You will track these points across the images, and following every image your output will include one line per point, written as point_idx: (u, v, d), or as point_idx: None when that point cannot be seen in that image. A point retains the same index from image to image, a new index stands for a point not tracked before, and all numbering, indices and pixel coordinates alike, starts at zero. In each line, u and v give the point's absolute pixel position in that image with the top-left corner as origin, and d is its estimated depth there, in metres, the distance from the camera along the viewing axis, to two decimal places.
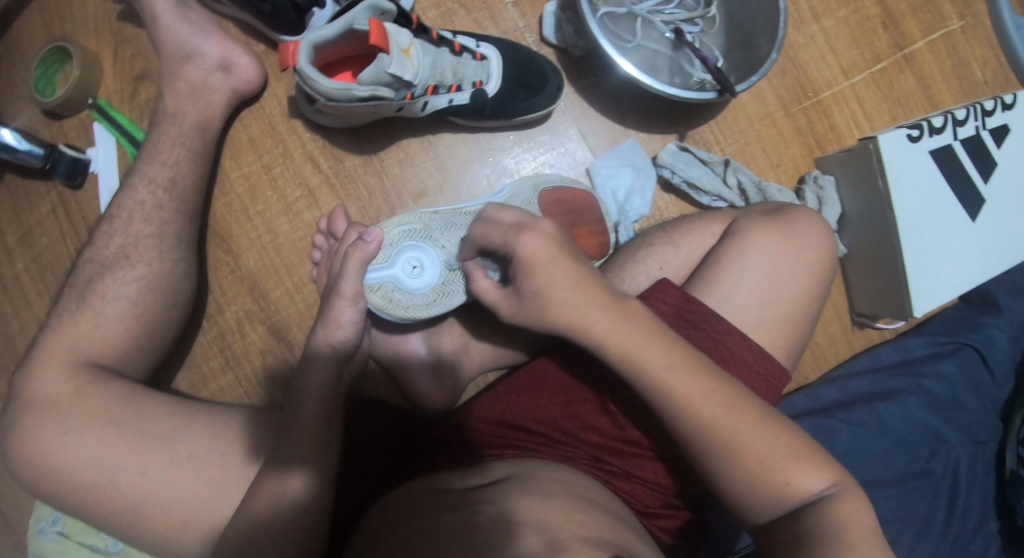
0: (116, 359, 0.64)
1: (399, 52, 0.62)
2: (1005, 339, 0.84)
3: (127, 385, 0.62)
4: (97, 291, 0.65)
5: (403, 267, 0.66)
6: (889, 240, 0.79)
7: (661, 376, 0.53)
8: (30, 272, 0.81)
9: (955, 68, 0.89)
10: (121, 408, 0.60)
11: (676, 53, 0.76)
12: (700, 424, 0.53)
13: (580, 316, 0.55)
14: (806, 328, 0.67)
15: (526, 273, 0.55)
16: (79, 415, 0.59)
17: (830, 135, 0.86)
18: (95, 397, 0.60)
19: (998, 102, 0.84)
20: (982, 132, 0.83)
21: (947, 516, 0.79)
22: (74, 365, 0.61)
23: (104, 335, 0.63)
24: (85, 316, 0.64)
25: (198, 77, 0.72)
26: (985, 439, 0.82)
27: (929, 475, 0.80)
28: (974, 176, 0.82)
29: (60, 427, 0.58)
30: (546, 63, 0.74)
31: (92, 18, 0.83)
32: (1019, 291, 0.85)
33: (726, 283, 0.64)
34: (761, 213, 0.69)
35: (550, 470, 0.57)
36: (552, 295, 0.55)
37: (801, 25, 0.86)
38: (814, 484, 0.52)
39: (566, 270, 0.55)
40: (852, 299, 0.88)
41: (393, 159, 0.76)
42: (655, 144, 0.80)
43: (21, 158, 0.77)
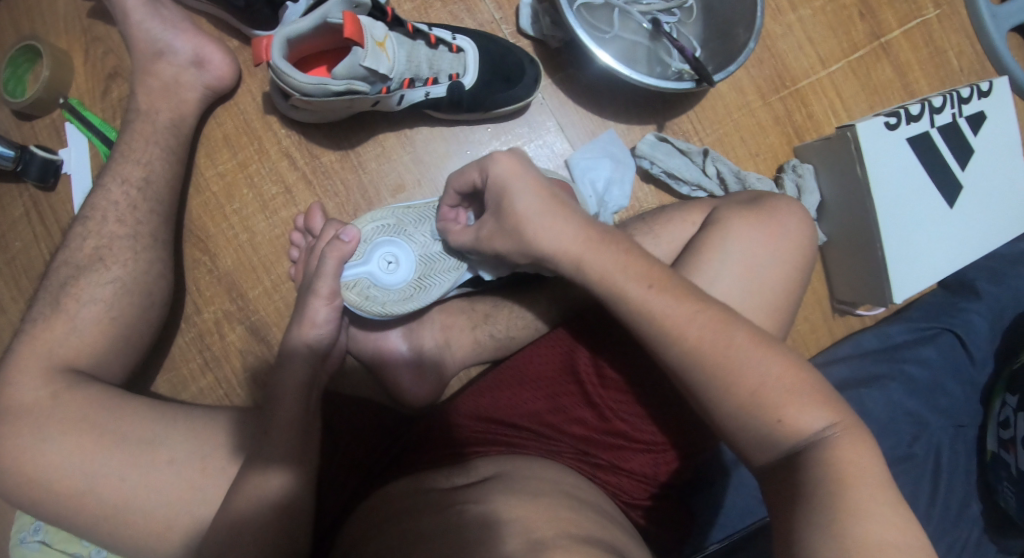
0: (93, 363, 0.63)
1: (374, 45, 0.61)
2: (984, 323, 0.85)
3: (104, 389, 0.61)
4: (71, 294, 0.64)
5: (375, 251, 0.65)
6: (867, 228, 0.80)
7: (644, 297, 0.53)
8: (4, 276, 0.79)
9: (931, 57, 0.90)
10: (98, 413, 0.59)
11: (654, 44, 0.74)
12: (684, 350, 0.52)
13: (552, 240, 0.55)
14: (790, 315, 0.66)
15: (500, 192, 0.56)
16: (55, 420, 0.58)
17: (808, 124, 0.87)
18: (69, 402, 0.58)
19: (973, 89, 0.85)
20: (959, 119, 0.84)
21: (930, 499, 0.81)
22: (48, 370, 0.60)
23: (79, 340, 0.62)
24: (59, 321, 0.62)
25: (171, 73, 0.71)
26: (965, 422, 0.84)
27: (912, 459, 0.82)
28: (951, 164, 0.84)
29: (35, 433, 0.57)
30: (524, 55, 0.72)
31: (62, 17, 0.81)
32: (996, 276, 0.86)
33: (708, 273, 0.64)
34: (741, 202, 0.68)
35: (535, 467, 0.57)
36: (529, 212, 0.56)
37: (779, 15, 0.86)
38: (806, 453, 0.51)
39: (539, 191, 0.56)
40: (832, 287, 0.89)
41: (370, 154, 0.75)
42: (633, 135, 0.79)
43: None
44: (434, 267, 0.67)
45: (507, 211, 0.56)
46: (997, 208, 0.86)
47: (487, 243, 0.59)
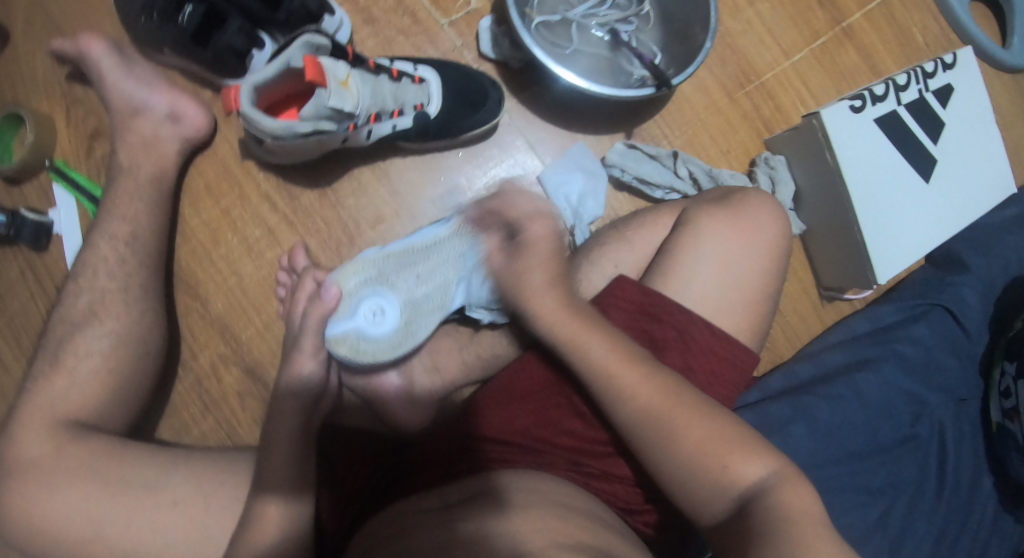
0: (94, 415, 0.64)
1: (337, 85, 0.61)
2: (975, 296, 0.86)
3: (107, 438, 0.62)
4: (70, 350, 0.65)
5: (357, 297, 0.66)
6: (842, 212, 0.81)
7: (605, 361, 0.57)
8: (4, 337, 0.82)
9: (895, 36, 0.92)
10: (102, 463, 0.60)
11: (615, 54, 0.76)
12: (632, 410, 0.56)
13: (535, 303, 0.60)
14: (770, 308, 0.67)
15: (528, 251, 0.60)
16: (61, 472, 0.59)
17: (776, 116, 0.88)
18: (73, 456, 0.60)
19: (938, 63, 0.87)
20: (926, 95, 0.85)
21: (939, 477, 0.82)
22: (52, 425, 0.61)
23: (79, 393, 0.64)
24: (59, 376, 0.64)
25: (149, 129, 0.73)
26: (966, 396, 0.85)
27: (914, 439, 0.82)
28: (922, 139, 0.85)
29: (43, 487, 0.59)
30: (485, 79, 0.74)
31: (43, 83, 0.84)
32: (981, 246, 0.87)
33: (683, 274, 0.65)
34: (711, 201, 0.69)
35: (527, 480, 0.58)
36: (530, 278, 0.60)
37: (737, 12, 0.88)
38: (759, 467, 0.54)
39: (547, 267, 0.60)
40: (817, 275, 0.90)
41: (348, 190, 0.77)
42: (603, 146, 0.80)
43: None
44: (420, 311, 0.68)
45: (519, 265, 0.61)
46: (969, 177, 0.87)
47: (468, 291, 0.66)
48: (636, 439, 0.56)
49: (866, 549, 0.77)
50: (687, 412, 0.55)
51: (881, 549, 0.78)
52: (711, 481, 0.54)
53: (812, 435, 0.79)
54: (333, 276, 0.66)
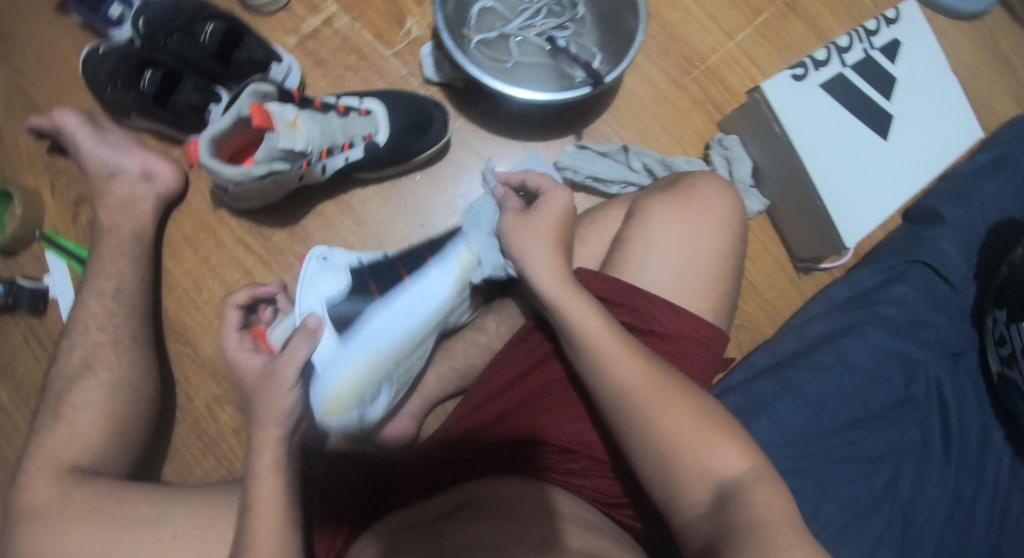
0: (95, 460, 0.67)
1: (285, 127, 0.65)
2: (954, 247, 0.85)
3: (109, 480, 0.65)
4: (68, 402, 0.69)
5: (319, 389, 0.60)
6: (799, 181, 0.82)
7: (597, 330, 0.57)
8: (12, 401, 0.86)
9: (838, 0, 0.93)
10: (105, 504, 0.63)
11: (557, 61, 0.78)
12: (617, 388, 0.55)
13: (549, 287, 0.59)
14: (732, 286, 0.68)
15: (535, 216, 0.64)
16: (67, 516, 0.62)
17: (727, 97, 0.89)
18: (77, 502, 0.63)
19: (880, 21, 0.88)
20: (872, 52, 0.86)
21: (943, 436, 0.81)
22: (57, 472, 0.65)
23: (80, 441, 0.67)
24: (61, 429, 0.68)
25: (125, 190, 0.77)
26: (962, 350, 0.84)
27: (910, 401, 0.82)
28: (874, 97, 0.85)
29: (51, 534, 0.62)
30: (430, 102, 0.77)
31: (25, 156, 0.89)
32: (957, 197, 0.88)
33: (635, 262, 0.67)
34: (658, 189, 0.71)
35: (506, 486, 0.60)
36: (535, 258, 0.61)
37: (674, 1, 0.90)
38: (737, 461, 0.52)
39: (551, 253, 0.61)
40: (790, 248, 0.91)
41: (315, 225, 0.80)
42: (554, 150, 0.82)
43: None
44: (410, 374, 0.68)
45: (526, 230, 0.63)
46: (928, 129, 0.88)
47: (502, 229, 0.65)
48: (614, 420, 0.55)
49: (874, 522, 0.77)
50: (671, 395, 0.54)
51: (893, 518, 0.77)
52: (687, 472, 0.52)
53: (802, 409, 0.78)
54: (344, 380, 0.59)
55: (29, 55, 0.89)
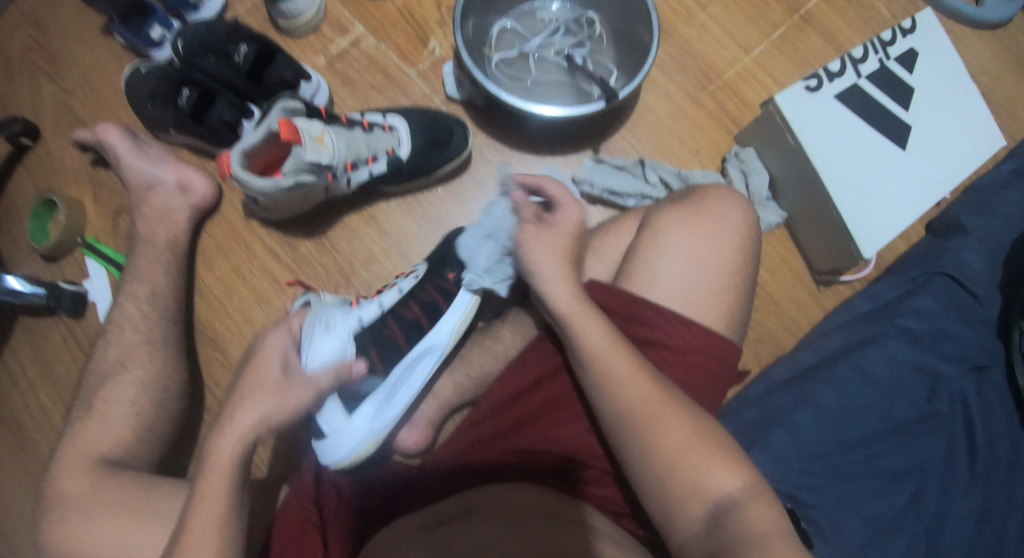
0: (125, 453, 0.71)
1: (312, 141, 0.68)
2: (978, 258, 0.85)
3: (136, 474, 0.69)
4: (101, 397, 0.72)
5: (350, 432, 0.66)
6: (816, 193, 0.83)
7: (603, 344, 0.58)
8: (51, 399, 0.92)
9: (856, 13, 0.94)
10: (133, 496, 0.66)
11: (574, 78, 0.80)
12: (621, 405, 0.57)
13: (555, 291, 0.61)
14: (745, 297, 0.69)
15: (553, 225, 0.64)
16: (95, 507, 0.65)
17: (744, 112, 0.90)
18: (106, 493, 0.66)
19: (896, 31, 0.88)
20: (888, 63, 0.86)
21: (970, 452, 0.79)
22: (87, 464, 0.68)
23: (112, 435, 0.71)
24: (93, 423, 0.71)
25: (162, 201, 0.81)
26: (989, 363, 0.83)
27: (934, 416, 0.81)
28: (891, 107, 0.86)
29: (82, 524, 0.65)
30: (450, 118, 0.79)
31: (71, 171, 0.96)
32: (981, 209, 0.87)
33: (649, 271, 0.68)
34: (671, 201, 0.73)
35: (509, 494, 0.64)
36: (542, 270, 0.62)
37: (691, 18, 0.91)
38: (731, 479, 0.53)
39: (560, 263, 0.62)
40: (810, 261, 0.91)
41: (341, 236, 0.83)
42: (572, 165, 0.84)
43: (26, 299, 0.88)
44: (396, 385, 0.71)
45: (545, 238, 0.63)
46: (946, 138, 0.88)
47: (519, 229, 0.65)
48: (618, 438, 0.57)
49: (897, 539, 0.74)
50: (670, 411, 0.56)
51: (917, 534, 0.75)
52: (685, 488, 0.54)
53: (818, 420, 0.78)
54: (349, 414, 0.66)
55: (77, 77, 0.97)
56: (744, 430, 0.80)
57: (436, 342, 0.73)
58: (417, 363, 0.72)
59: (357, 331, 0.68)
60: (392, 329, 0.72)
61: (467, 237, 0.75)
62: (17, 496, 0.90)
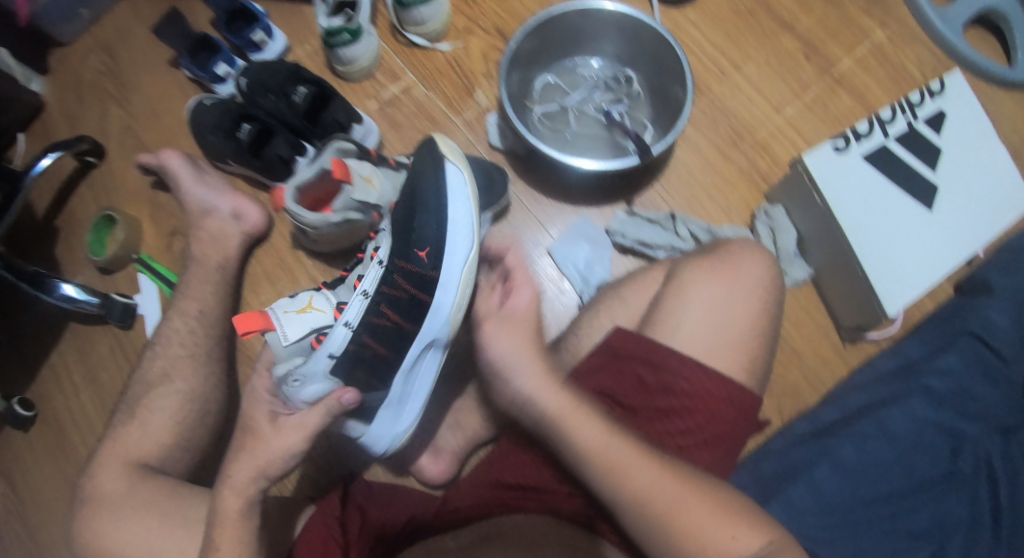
0: (160, 458, 0.75)
1: (362, 181, 0.74)
2: (1003, 317, 0.84)
3: (169, 480, 0.73)
4: (145, 404, 0.77)
5: (382, 429, 0.74)
6: (842, 251, 0.85)
7: (600, 439, 0.58)
8: (93, 403, 0.98)
9: (888, 74, 0.97)
10: (167, 501, 0.71)
11: (612, 133, 0.84)
12: (637, 497, 0.56)
13: (541, 397, 0.61)
14: (766, 349, 0.71)
15: (508, 315, 0.65)
16: (130, 508, 0.70)
17: (774, 169, 0.93)
18: (141, 494, 0.71)
19: (924, 93, 0.91)
20: (916, 124, 0.89)
21: (994, 516, 0.77)
22: (127, 466, 0.73)
23: (152, 441, 0.75)
24: (135, 427, 0.76)
25: (216, 226, 0.86)
26: (1013, 425, 0.81)
27: (956, 476, 0.80)
28: (919, 168, 0.88)
29: (117, 523, 0.70)
30: (491, 166, 0.83)
31: (131, 190, 1.02)
32: (1009, 268, 0.87)
33: (674, 318, 0.71)
34: (696, 254, 0.76)
35: (528, 522, 0.65)
36: (519, 374, 0.62)
37: (725, 76, 0.95)
38: (754, 540, 0.55)
39: (535, 365, 0.62)
40: (836, 317, 0.92)
41: None
42: (603, 216, 0.87)
43: (81, 307, 0.93)
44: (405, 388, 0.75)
45: (502, 327, 0.64)
46: (978, 198, 0.89)
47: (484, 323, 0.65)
48: (633, 526, 0.57)
49: None
50: (687, 489, 0.56)
51: None
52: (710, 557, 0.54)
53: (836, 476, 0.80)
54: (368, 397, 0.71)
55: (144, 104, 1.04)
56: (762, 483, 0.81)
57: (436, 330, 0.73)
58: (422, 359, 0.75)
59: (333, 368, 0.67)
60: (387, 319, 0.69)
61: (454, 212, 0.71)
62: (56, 491, 0.96)
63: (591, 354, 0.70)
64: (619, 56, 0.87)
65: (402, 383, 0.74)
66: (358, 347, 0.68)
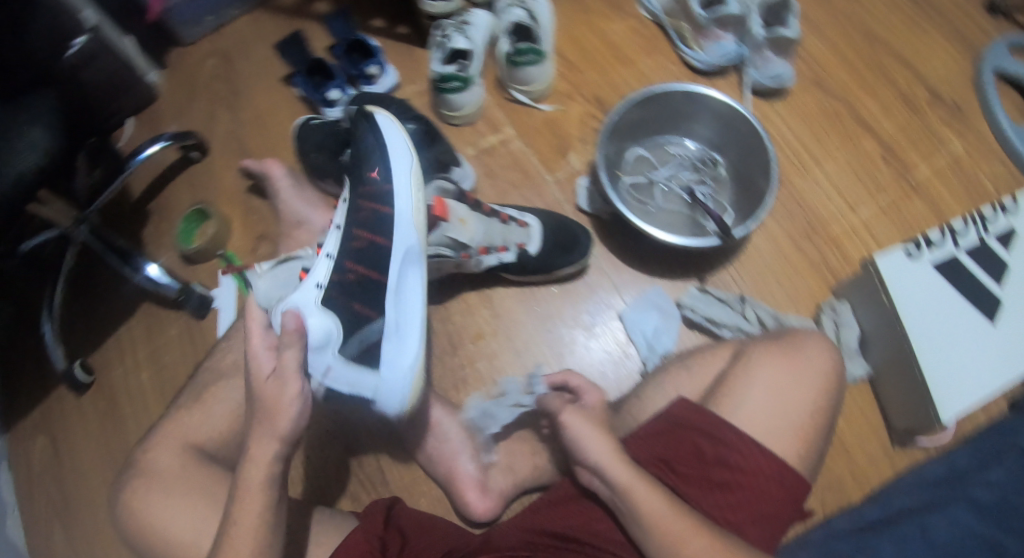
0: (215, 446, 0.80)
1: (457, 220, 0.78)
2: None
3: (220, 469, 0.77)
4: (211, 393, 0.83)
5: (388, 370, 0.66)
6: (903, 353, 0.86)
7: (662, 509, 0.61)
8: (152, 383, 1.03)
9: (963, 187, 0.99)
10: (217, 488, 0.74)
11: (693, 211, 0.87)
12: None
13: (611, 470, 0.65)
14: (819, 440, 0.73)
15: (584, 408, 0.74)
16: (180, 488, 0.74)
17: (843, 265, 0.96)
18: (194, 477, 0.75)
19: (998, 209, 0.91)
20: (987, 238, 0.89)
21: None
22: (183, 449, 0.78)
23: (211, 428, 0.80)
24: (199, 412, 0.81)
25: (307, 239, 0.92)
26: None
27: None
28: (986, 282, 0.88)
29: (166, 501, 0.73)
30: (578, 227, 0.88)
31: (227, 190, 1.09)
32: None
33: (737, 396, 0.73)
34: (765, 339, 0.79)
35: None
36: (593, 450, 0.67)
37: (806, 170, 0.99)
38: None
39: (605, 443, 0.67)
40: (888, 418, 0.93)
41: (456, 309, 0.91)
42: (677, 289, 0.91)
43: (163, 290, 1.00)
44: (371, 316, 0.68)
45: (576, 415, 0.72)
46: None
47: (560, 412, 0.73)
48: None
49: None
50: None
51: None
52: None
53: None
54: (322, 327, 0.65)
55: (252, 111, 1.11)
56: None
57: (410, 243, 0.71)
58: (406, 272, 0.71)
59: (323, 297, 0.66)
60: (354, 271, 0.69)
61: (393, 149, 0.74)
62: (99, 460, 1.00)
63: (654, 422, 0.74)
64: (710, 140, 0.91)
65: (393, 305, 0.69)
66: (338, 276, 0.68)
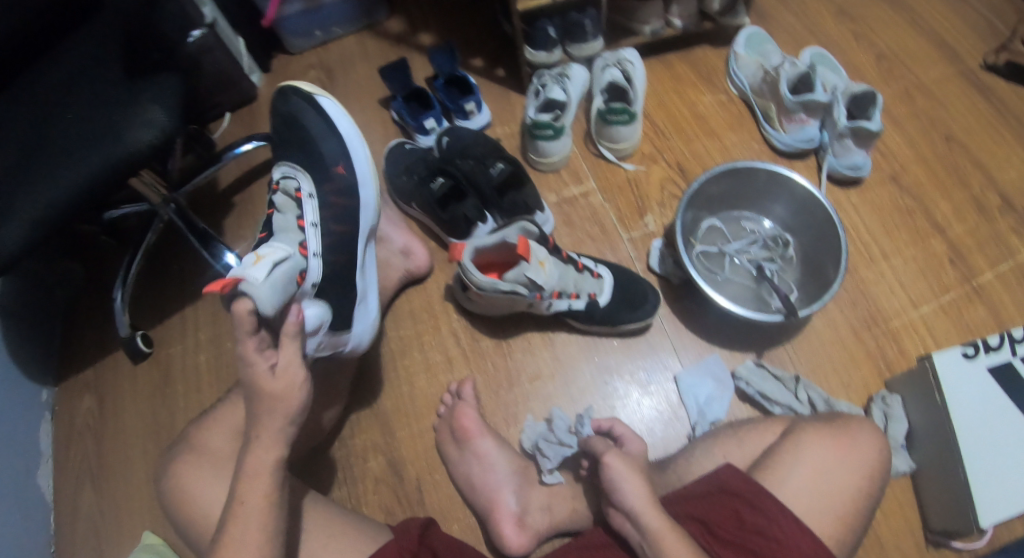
0: None
1: (536, 262, 0.82)
2: None
3: None
4: None
5: (359, 326, 0.84)
6: (949, 452, 0.86)
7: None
8: (208, 363, 1.06)
9: None
10: None
11: (759, 286, 0.90)
12: None
13: (644, 516, 0.66)
14: (859, 527, 0.73)
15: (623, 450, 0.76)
16: (229, 467, 0.77)
17: (899, 359, 0.96)
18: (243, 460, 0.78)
19: None
20: None
21: None
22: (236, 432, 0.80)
23: None
24: None
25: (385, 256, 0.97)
26: None
27: None
28: None
29: (213, 478, 0.76)
30: (647, 285, 0.92)
31: None
32: None
33: (783, 471, 0.74)
34: (816, 420, 0.80)
35: None
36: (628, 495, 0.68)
37: (872, 262, 1.02)
38: None
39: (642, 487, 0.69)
40: (926, 517, 0.91)
41: (519, 346, 0.96)
42: (734, 360, 0.94)
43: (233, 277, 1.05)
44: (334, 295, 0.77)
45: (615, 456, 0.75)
46: None
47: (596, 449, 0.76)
48: None
49: None
50: None
51: None
52: None
53: None
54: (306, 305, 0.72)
55: None
56: None
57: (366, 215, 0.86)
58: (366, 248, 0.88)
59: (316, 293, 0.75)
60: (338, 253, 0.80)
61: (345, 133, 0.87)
62: (140, 428, 1.02)
63: (699, 483, 0.75)
64: (784, 219, 0.95)
65: (361, 279, 0.85)
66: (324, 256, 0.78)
